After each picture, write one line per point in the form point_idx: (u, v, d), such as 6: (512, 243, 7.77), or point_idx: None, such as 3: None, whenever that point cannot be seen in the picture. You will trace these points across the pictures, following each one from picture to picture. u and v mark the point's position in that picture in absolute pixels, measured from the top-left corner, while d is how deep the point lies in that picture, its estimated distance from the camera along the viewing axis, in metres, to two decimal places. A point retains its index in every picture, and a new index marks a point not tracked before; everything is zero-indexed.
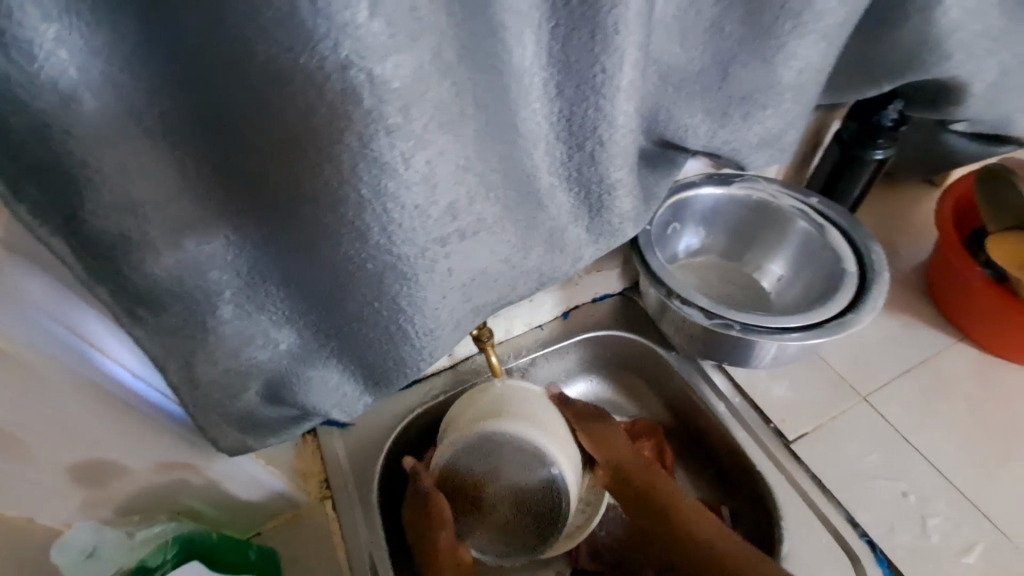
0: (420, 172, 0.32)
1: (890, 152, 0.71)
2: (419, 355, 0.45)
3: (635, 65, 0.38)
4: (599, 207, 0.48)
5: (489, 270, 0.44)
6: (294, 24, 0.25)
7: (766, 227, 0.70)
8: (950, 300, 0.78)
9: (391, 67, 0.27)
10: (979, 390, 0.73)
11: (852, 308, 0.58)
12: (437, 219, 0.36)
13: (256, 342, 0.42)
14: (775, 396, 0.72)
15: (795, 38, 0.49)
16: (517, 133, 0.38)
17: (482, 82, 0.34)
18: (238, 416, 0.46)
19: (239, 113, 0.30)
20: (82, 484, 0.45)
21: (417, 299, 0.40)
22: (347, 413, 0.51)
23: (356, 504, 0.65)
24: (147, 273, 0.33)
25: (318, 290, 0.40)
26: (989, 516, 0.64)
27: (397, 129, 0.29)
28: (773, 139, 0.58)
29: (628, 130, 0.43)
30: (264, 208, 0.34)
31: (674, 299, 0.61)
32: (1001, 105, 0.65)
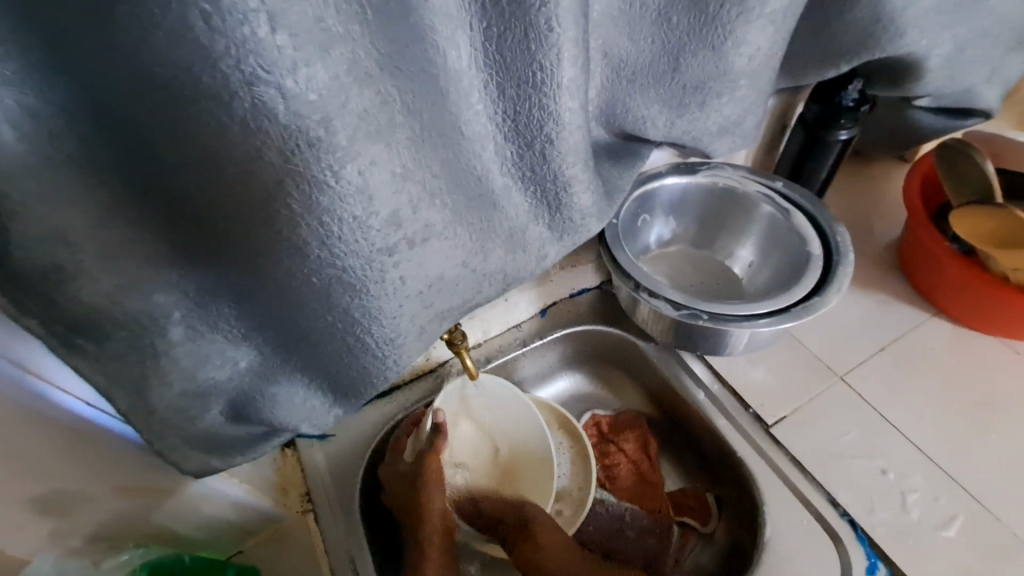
0: (354, 182, 0.32)
1: (854, 132, 0.71)
2: (383, 364, 0.45)
3: (573, 61, 0.38)
4: (558, 205, 0.47)
5: (447, 275, 0.44)
6: (192, 42, 0.25)
7: (734, 213, 0.70)
8: (922, 275, 0.78)
9: (303, 80, 0.27)
10: (954, 363, 0.73)
11: (818, 291, 0.58)
12: (380, 230, 0.35)
13: (212, 363, 0.41)
14: (753, 381, 0.73)
15: (743, 24, 0.49)
16: (461, 136, 0.38)
17: (416, 89, 0.33)
18: (200, 436, 0.45)
19: (158, 135, 0.29)
20: (45, 511, 0.45)
21: (372, 310, 0.40)
22: (318, 427, 0.50)
23: (338, 517, 0.63)
24: (85, 300, 0.33)
25: (270, 308, 0.39)
26: (968, 487, 0.64)
27: (320, 142, 0.29)
28: (733, 125, 0.58)
29: (576, 126, 0.42)
30: (201, 227, 0.34)
31: (642, 292, 0.60)
32: (958, 78, 0.65)
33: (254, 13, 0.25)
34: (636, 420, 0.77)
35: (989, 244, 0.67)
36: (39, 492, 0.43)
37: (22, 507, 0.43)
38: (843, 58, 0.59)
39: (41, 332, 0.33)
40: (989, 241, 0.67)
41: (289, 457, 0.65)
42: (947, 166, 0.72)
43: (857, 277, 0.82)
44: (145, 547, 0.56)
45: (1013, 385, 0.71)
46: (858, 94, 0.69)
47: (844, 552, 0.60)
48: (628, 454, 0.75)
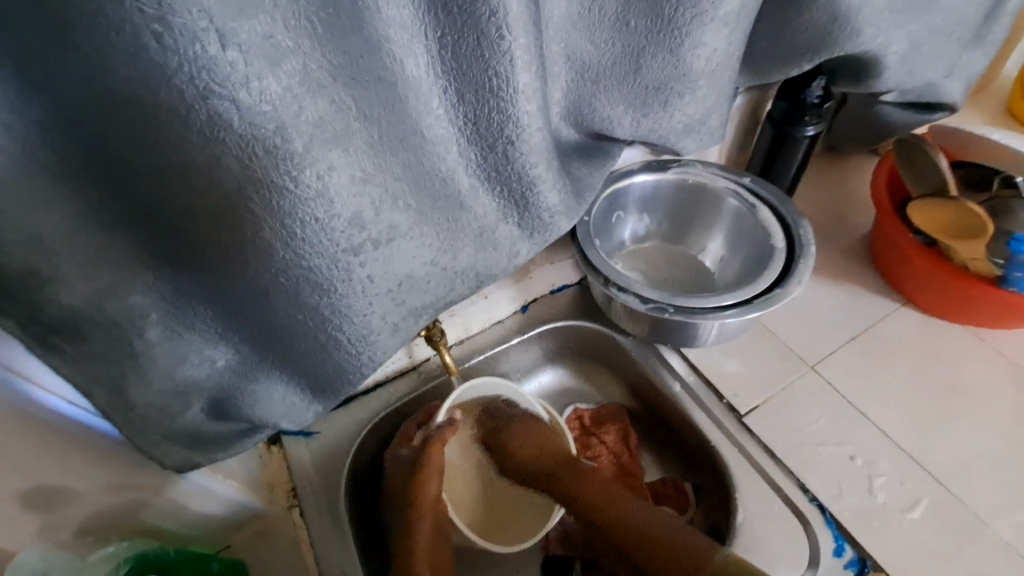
0: (314, 186, 0.34)
1: (820, 128, 0.73)
2: (357, 360, 0.47)
3: (528, 66, 0.40)
4: (524, 204, 0.49)
5: (416, 273, 0.46)
6: (146, 59, 0.27)
7: (704, 209, 0.71)
8: (892, 267, 0.80)
9: (255, 93, 0.29)
10: (922, 351, 0.75)
11: (781, 282, 0.60)
12: (343, 231, 0.37)
13: (189, 362, 0.43)
14: (727, 372, 0.75)
15: (698, 27, 0.51)
16: (421, 140, 0.40)
17: (373, 97, 0.35)
18: (182, 433, 0.47)
19: (124, 147, 0.31)
20: (33, 508, 0.47)
21: (342, 308, 0.42)
22: (298, 423, 0.52)
23: (323, 511, 0.65)
24: (61, 303, 0.34)
25: (243, 308, 0.41)
26: (932, 471, 0.66)
27: (277, 150, 0.31)
28: (697, 124, 0.60)
29: (536, 128, 0.44)
30: (171, 232, 0.36)
31: (612, 287, 0.62)
32: (918, 73, 0.67)
33: (204, 32, 0.27)
34: (618, 413, 0.79)
35: (948, 236, 0.69)
36: (24, 489, 0.45)
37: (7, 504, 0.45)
38: (802, 58, 0.61)
39: (19, 334, 0.35)
40: (948, 233, 0.69)
41: (275, 454, 0.69)
42: (906, 161, 0.74)
43: (830, 269, 0.84)
44: (131, 539, 0.56)
45: (978, 372, 0.73)
46: (823, 91, 0.71)
47: (812, 534, 0.62)
48: (608, 446, 0.76)
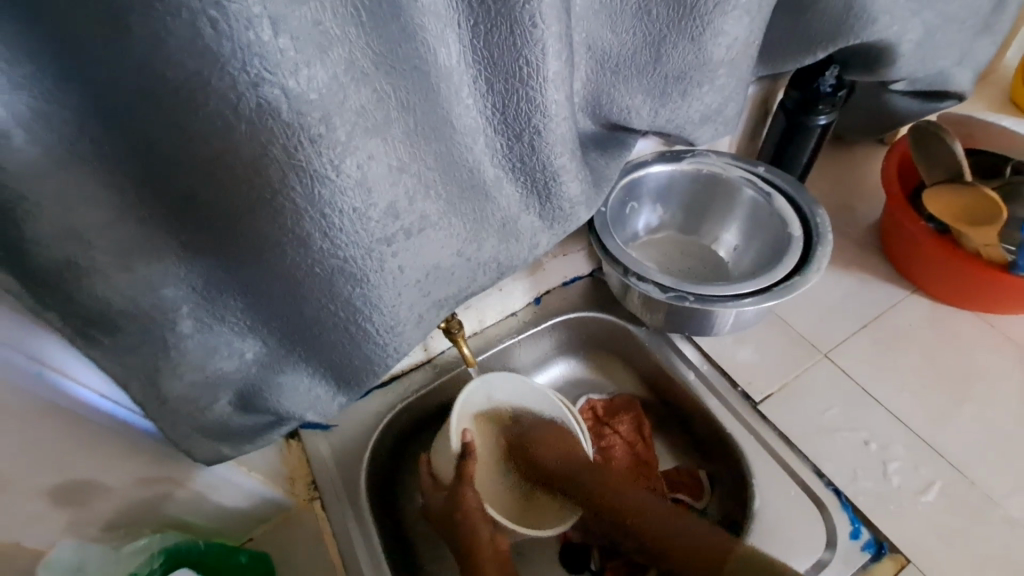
0: (353, 176, 0.34)
1: (833, 117, 0.73)
2: (385, 351, 0.48)
3: (558, 55, 0.40)
4: (547, 193, 0.50)
5: (442, 264, 0.46)
6: (198, 47, 0.27)
7: (717, 200, 0.72)
8: (900, 255, 0.80)
9: (304, 80, 0.29)
10: (933, 336, 0.76)
11: (799, 270, 0.60)
12: (378, 220, 0.37)
13: (221, 354, 0.43)
14: (740, 360, 0.75)
15: (720, 15, 0.51)
16: (452, 130, 0.40)
17: (411, 85, 0.35)
18: (211, 426, 0.47)
19: (166, 138, 0.31)
20: (64, 504, 0.47)
21: (372, 299, 0.42)
22: (322, 414, 0.53)
23: (344, 502, 0.66)
24: (98, 295, 0.35)
25: (276, 301, 0.41)
26: (945, 455, 0.67)
27: (321, 138, 0.31)
28: (715, 113, 0.61)
29: (562, 118, 0.44)
30: (207, 224, 0.36)
31: (631, 277, 0.62)
32: (931, 60, 0.68)
33: (258, 18, 0.26)
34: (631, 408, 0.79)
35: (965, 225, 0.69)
36: (52, 485, 0.45)
37: (36, 499, 0.44)
38: (820, 46, 0.61)
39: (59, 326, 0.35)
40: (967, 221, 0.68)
41: (294, 447, 0.69)
42: (920, 150, 0.74)
43: (838, 258, 0.85)
44: (164, 535, 0.55)
45: (987, 357, 0.74)
46: (836, 80, 0.71)
47: (828, 517, 0.63)
48: (622, 436, 0.77)
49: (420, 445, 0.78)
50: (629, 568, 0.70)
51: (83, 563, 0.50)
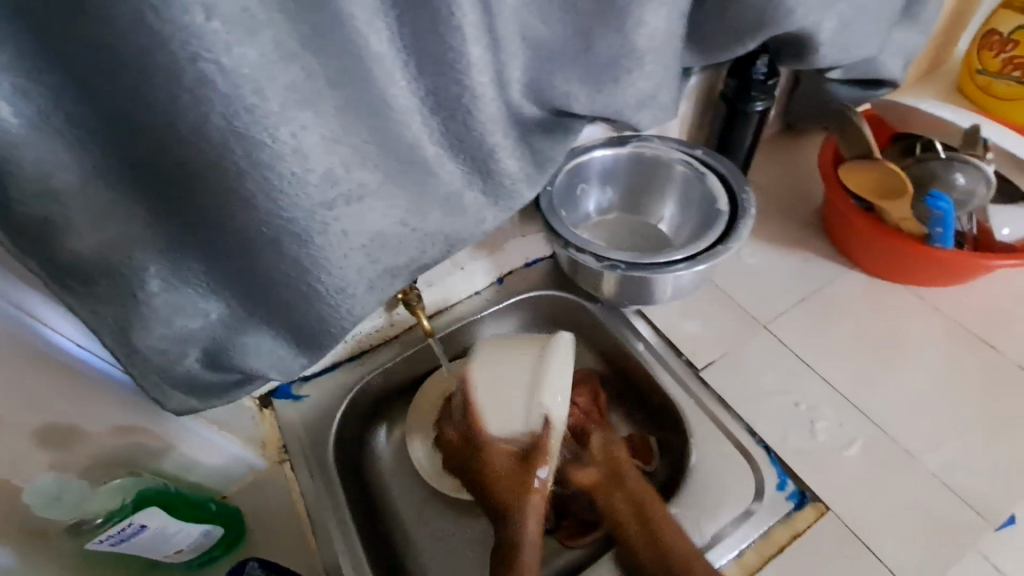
0: (288, 143, 0.39)
1: (769, 104, 0.79)
2: (338, 311, 0.53)
3: (477, 40, 0.45)
4: (486, 169, 0.55)
5: (387, 232, 0.51)
6: (144, 29, 0.32)
7: (661, 181, 0.77)
8: (838, 234, 0.85)
9: (236, 57, 0.34)
10: (866, 308, 0.81)
11: (724, 240, 0.66)
12: (317, 186, 0.42)
13: (186, 312, 0.48)
14: (685, 332, 0.81)
15: (640, 6, 0.56)
16: (386, 107, 0.45)
17: (339, 65, 0.40)
18: (181, 378, 0.53)
19: (125, 110, 0.36)
20: (47, 446, 0.52)
21: (320, 260, 0.47)
22: (285, 373, 0.58)
23: (309, 469, 0.72)
24: (73, 248, 0.40)
25: (236, 263, 0.47)
26: (869, 415, 0.72)
27: (255, 108, 0.37)
28: (649, 98, 0.66)
29: (489, 98, 0.50)
30: (165, 189, 0.41)
31: (570, 249, 0.68)
32: (855, 49, 0.73)
33: (192, 5, 0.32)
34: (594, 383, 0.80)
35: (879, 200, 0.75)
36: (37, 427, 0.50)
37: (24, 441, 0.50)
38: (745, 35, 0.66)
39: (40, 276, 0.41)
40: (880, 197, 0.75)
41: (268, 416, 0.75)
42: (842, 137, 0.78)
43: (783, 238, 0.90)
44: (137, 476, 0.58)
45: (915, 326, 0.79)
46: (768, 69, 0.77)
47: (757, 471, 0.68)
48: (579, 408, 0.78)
49: (388, 415, 0.83)
50: (581, 526, 0.74)
51: (63, 492, 0.54)
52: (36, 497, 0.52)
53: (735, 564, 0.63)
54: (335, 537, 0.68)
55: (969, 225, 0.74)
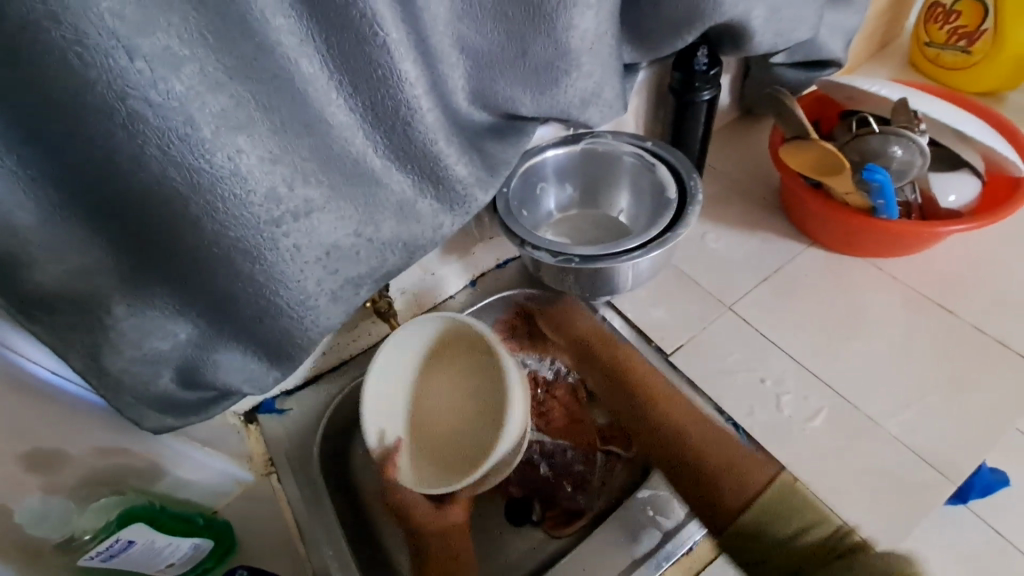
0: (226, 166, 0.42)
1: (714, 92, 0.81)
2: (301, 323, 0.55)
3: (404, 55, 0.47)
4: (436, 177, 0.58)
5: (342, 244, 0.54)
6: (74, 74, 0.35)
7: (616, 175, 0.79)
8: (798, 212, 0.87)
9: (163, 92, 0.37)
10: (827, 282, 0.83)
11: (673, 226, 0.68)
12: (260, 204, 0.45)
13: (155, 335, 0.51)
14: (653, 319, 0.83)
15: (567, 11, 0.58)
16: (325, 126, 0.48)
17: (269, 90, 0.43)
18: (156, 399, 0.55)
19: (70, 149, 0.39)
20: (34, 470, 0.52)
21: (276, 275, 0.50)
22: (258, 386, 0.60)
23: (293, 475, 0.77)
24: (36, 281, 0.43)
25: (196, 284, 0.49)
26: (832, 385, 0.74)
27: (188, 137, 0.39)
28: (593, 96, 0.68)
29: (426, 109, 0.52)
30: (118, 219, 0.44)
31: (527, 247, 0.69)
32: (790, 34, 0.75)
33: (114, 48, 0.35)
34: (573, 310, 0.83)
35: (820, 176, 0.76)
36: (23, 452, 0.51)
37: None
38: (680, 28, 0.69)
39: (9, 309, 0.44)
40: (820, 172, 0.76)
41: (253, 432, 0.77)
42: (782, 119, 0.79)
43: (745, 221, 0.92)
44: (120, 495, 0.59)
45: (875, 296, 0.81)
46: (709, 59, 0.79)
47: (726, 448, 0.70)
48: (559, 398, 0.82)
49: (373, 422, 0.86)
50: (565, 516, 0.76)
51: (47, 513, 0.54)
52: (25, 517, 0.53)
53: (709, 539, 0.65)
54: (322, 540, 0.72)
55: (913, 195, 0.77)
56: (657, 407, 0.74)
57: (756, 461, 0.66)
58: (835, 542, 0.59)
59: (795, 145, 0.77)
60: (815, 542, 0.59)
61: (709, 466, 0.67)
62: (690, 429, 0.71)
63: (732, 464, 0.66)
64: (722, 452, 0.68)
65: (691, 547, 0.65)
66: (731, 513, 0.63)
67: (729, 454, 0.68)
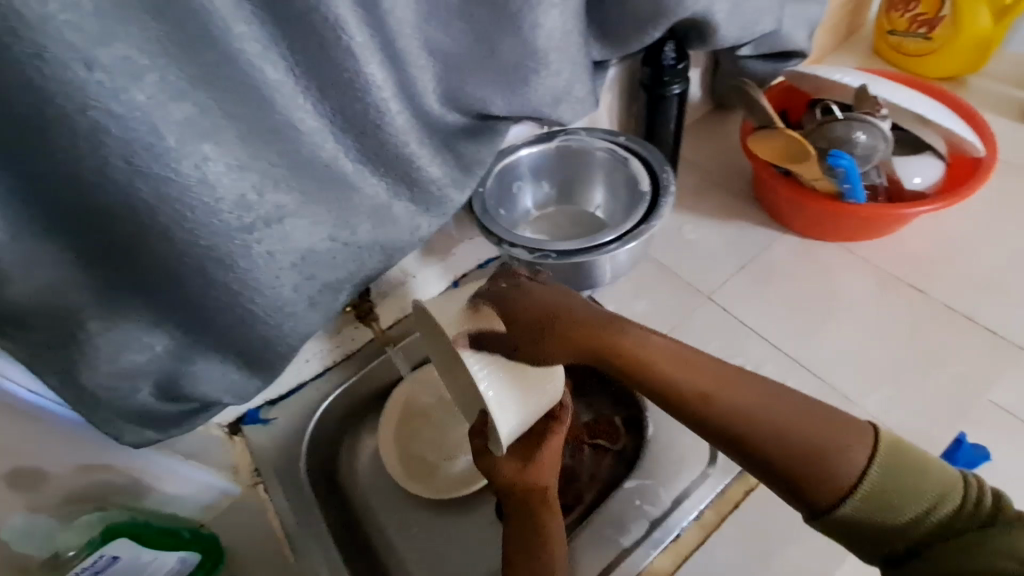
0: (193, 174, 0.42)
1: (684, 86, 0.82)
2: (280, 330, 0.55)
3: (370, 58, 0.48)
4: (409, 179, 0.58)
5: (317, 248, 0.54)
6: (33, 88, 0.35)
7: (591, 170, 0.80)
8: (771, 201, 0.88)
9: (125, 103, 0.37)
10: (801, 268, 0.85)
11: (647, 219, 0.69)
12: (230, 211, 0.46)
13: (131, 348, 0.50)
14: (634, 312, 0.84)
15: (533, 10, 0.59)
16: (293, 131, 0.48)
17: (234, 97, 0.43)
18: (135, 412, 0.54)
19: (33, 163, 0.39)
20: (15, 488, 0.54)
21: (250, 282, 0.50)
22: (239, 395, 0.60)
23: (279, 490, 0.75)
24: (6, 297, 0.43)
25: (170, 295, 0.49)
26: (810, 368, 0.75)
27: (152, 147, 0.40)
28: (564, 92, 0.69)
29: (396, 111, 0.52)
30: (87, 232, 0.43)
31: (504, 245, 0.70)
32: (754, 26, 0.77)
33: (73, 60, 0.35)
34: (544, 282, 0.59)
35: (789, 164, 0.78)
36: (5, 471, 0.53)
37: None
38: (646, 24, 0.70)
39: None
40: (789, 160, 0.78)
41: (238, 442, 0.78)
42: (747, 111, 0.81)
43: (721, 211, 0.94)
44: (103, 510, 0.59)
45: (849, 279, 0.83)
46: (676, 53, 0.80)
47: None
48: None
49: (360, 427, 0.86)
50: None
51: (32, 530, 0.56)
52: (10, 534, 0.55)
53: (696, 525, 0.66)
54: (312, 547, 0.71)
55: (879, 178, 0.79)
56: (713, 406, 0.50)
57: (859, 442, 0.47)
58: (973, 508, 0.45)
59: (767, 133, 0.78)
60: (945, 519, 0.45)
61: (802, 458, 0.47)
62: (811, 442, 0.47)
63: (838, 464, 0.46)
64: (815, 422, 0.48)
65: (679, 533, 0.65)
66: (831, 498, 0.46)
67: (826, 453, 0.46)
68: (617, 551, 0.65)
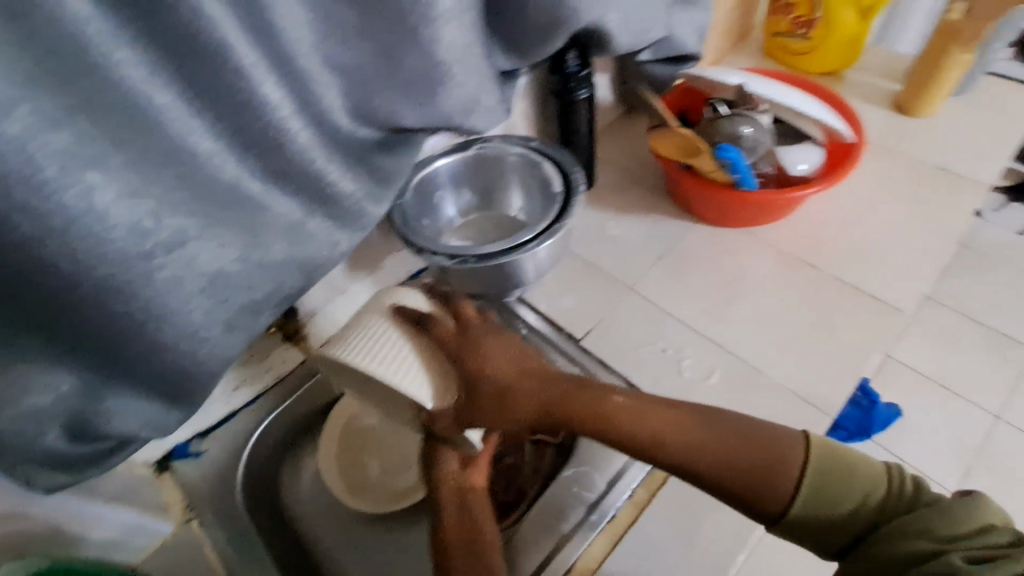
0: (80, 204, 0.41)
1: (590, 90, 0.87)
2: (195, 356, 0.55)
3: (264, 78, 0.48)
4: (321, 195, 0.59)
5: (227, 270, 0.54)
6: None
7: (507, 175, 0.83)
8: (679, 194, 0.95)
9: None
10: (711, 254, 0.91)
11: (561, 217, 0.73)
12: (125, 238, 0.45)
13: (30, 390, 0.48)
14: (562, 308, 0.87)
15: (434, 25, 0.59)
16: (189, 154, 0.48)
17: (119, 122, 0.43)
18: (43, 456, 0.52)
19: None
20: None
21: (156, 309, 0.49)
22: (158, 428, 0.58)
23: (214, 521, 0.74)
24: None
25: (69, 330, 0.47)
26: (724, 346, 0.81)
27: (31, 178, 0.39)
28: (474, 101, 0.70)
29: (299, 130, 0.53)
30: None
31: (425, 253, 0.71)
32: (646, 33, 0.83)
33: None
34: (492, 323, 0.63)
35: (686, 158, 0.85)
36: None
37: None
38: (544, 33, 0.73)
39: None
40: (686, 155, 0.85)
41: (166, 480, 0.75)
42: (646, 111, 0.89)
43: (638, 206, 0.99)
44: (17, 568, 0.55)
45: (754, 262, 0.90)
46: (579, 61, 0.85)
47: None
48: None
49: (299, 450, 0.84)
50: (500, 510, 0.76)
51: None
52: None
53: (630, 504, 0.69)
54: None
55: (767, 167, 0.86)
56: (664, 450, 0.53)
57: (789, 449, 0.51)
58: (901, 493, 0.48)
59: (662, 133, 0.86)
60: (878, 508, 0.48)
61: (750, 475, 0.50)
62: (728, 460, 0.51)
63: (779, 473, 0.49)
64: (751, 442, 0.52)
65: (614, 514, 0.69)
66: (779, 511, 0.49)
67: (766, 460, 0.50)
68: (558, 538, 0.68)
